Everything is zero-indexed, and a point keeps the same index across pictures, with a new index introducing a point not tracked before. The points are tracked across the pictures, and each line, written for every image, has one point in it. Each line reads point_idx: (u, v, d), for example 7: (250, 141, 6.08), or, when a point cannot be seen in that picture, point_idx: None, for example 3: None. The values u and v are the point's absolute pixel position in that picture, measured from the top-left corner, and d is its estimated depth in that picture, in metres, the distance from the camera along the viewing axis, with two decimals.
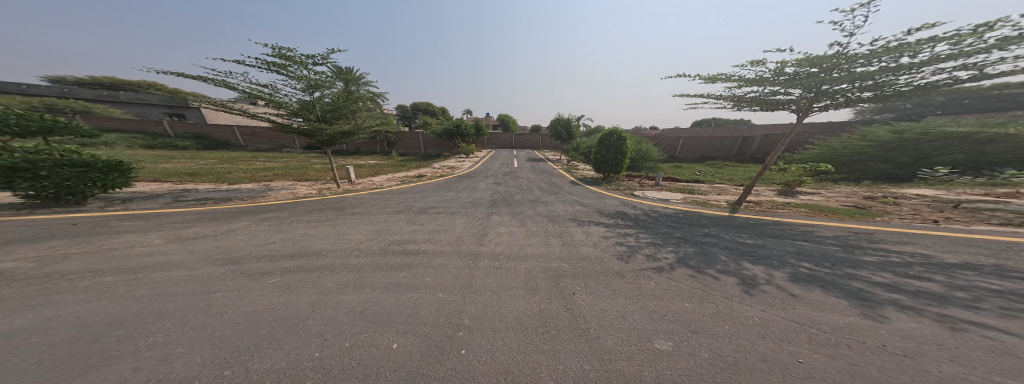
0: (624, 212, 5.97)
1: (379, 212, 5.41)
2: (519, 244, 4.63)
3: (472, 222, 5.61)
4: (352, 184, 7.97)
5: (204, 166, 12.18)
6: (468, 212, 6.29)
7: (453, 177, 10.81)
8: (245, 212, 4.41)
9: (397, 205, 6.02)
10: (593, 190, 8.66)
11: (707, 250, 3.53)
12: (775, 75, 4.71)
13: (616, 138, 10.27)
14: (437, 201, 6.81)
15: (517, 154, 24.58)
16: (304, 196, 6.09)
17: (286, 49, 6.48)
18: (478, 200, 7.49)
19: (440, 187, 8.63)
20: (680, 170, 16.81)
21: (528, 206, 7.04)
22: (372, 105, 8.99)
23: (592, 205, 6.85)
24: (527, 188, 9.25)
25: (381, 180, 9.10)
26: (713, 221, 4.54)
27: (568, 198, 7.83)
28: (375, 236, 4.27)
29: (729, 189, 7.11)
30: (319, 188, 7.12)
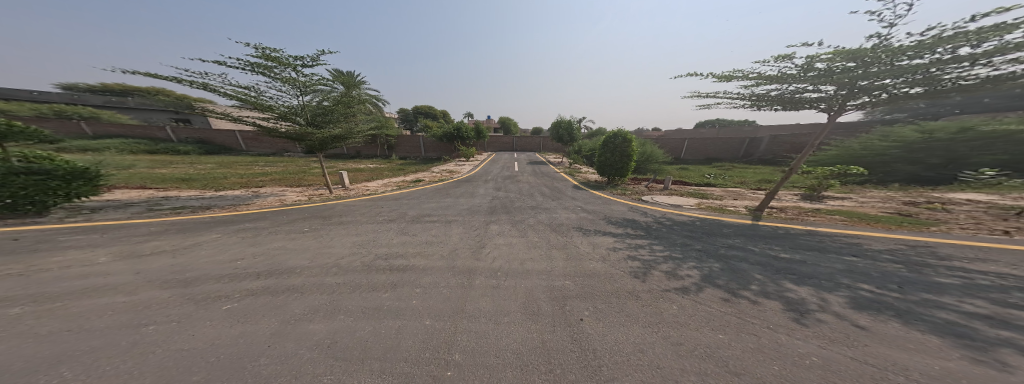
0: (633, 220, 5.48)
1: (369, 221, 5.03)
2: (519, 258, 4.19)
3: (469, 232, 5.20)
4: (345, 190, 7.61)
5: (202, 172, 12.02)
6: (465, 220, 5.87)
7: (452, 181, 10.42)
8: (220, 222, 4.05)
9: (389, 213, 5.64)
10: (599, 195, 8.19)
11: (734, 266, 3.04)
12: (803, 71, 4.25)
13: (621, 140, 9.77)
14: (433, 209, 6.41)
15: (519, 157, 23.88)
16: (292, 204, 5.73)
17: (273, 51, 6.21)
18: (477, 206, 7.08)
19: (438, 193, 8.23)
20: (688, 172, 16.23)
21: (529, 214, 6.61)
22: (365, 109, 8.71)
23: (598, 212, 6.39)
24: (528, 194, 8.83)
25: (376, 186, 8.74)
26: (735, 230, 4.04)
27: (571, 205, 7.36)
28: (360, 249, 3.89)
29: (746, 193, 6.58)
30: (310, 194, 6.74)
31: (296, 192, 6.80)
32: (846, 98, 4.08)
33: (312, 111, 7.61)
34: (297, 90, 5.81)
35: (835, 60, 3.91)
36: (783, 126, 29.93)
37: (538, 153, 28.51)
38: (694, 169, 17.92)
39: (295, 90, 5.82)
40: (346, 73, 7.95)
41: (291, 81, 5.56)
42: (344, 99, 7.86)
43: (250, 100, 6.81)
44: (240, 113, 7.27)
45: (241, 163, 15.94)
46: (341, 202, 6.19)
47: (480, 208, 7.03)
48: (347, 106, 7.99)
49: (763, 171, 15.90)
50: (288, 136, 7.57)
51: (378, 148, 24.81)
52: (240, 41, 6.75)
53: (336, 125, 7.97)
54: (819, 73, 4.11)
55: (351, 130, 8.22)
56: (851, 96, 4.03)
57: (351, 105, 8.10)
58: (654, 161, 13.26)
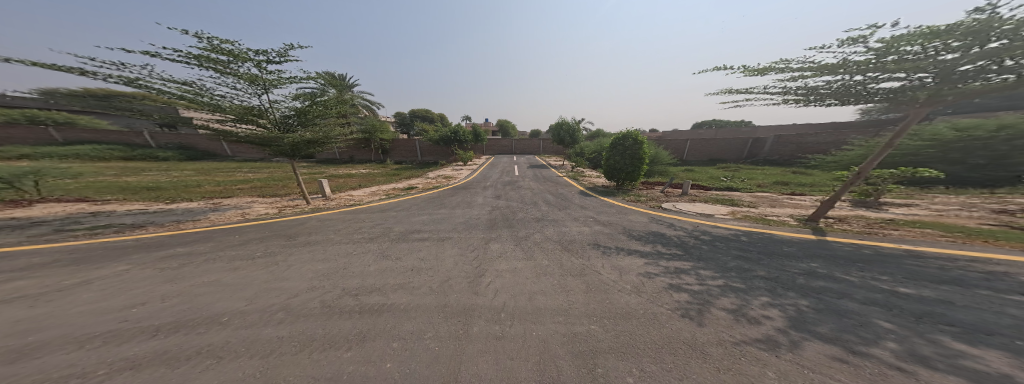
0: (661, 235, 4.65)
1: (344, 240, 4.14)
2: (525, 290, 3.37)
3: (465, 254, 4.36)
4: (325, 200, 6.68)
5: (176, 179, 11.02)
6: (461, 238, 5.02)
7: (447, 189, 9.56)
8: (142, 246, 3.12)
9: (371, 229, 4.77)
10: (610, 202, 7.38)
11: (835, 305, 2.19)
12: (878, 57, 3.51)
13: (632, 142, 9.00)
14: (424, 223, 5.53)
15: (518, 161, 23.15)
16: (256, 217, 4.78)
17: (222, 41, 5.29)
18: (474, 219, 6.25)
19: (432, 203, 7.37)
20: (696, 174, 15.60)
21: (536, 228, 5.75)
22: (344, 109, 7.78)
23: (614, 223, 5.58)
24: (532, 202, 8.01)
25: (361, 194, 7.79)
26: (801, 250, 3.22)
27: (582, 215, 6.55)
28: (326, 281, 3.01)
29: (781, 199, 5.80)
30: (281, 205, 5.78)
31: (266, 203, 5.85)
32: (934, 87, 3.38)
33: (283, 112, 6.72)
34: (258, 89, 4.94)
35: (933, 39, 3.16)
36: (784, 127, 29.63)
37: (537, 157, 27.77)
38: (700, 171, 17.29)
39: (256, 88, 4.94)
40: (321, 69, 7.07)
41: (249, 78, 4.69)
42: (320, 99, 7.02)
43: (200, 99, 5.86)
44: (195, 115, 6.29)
45: (223, 169, 14.96)
46: (318, 215, 5.29)
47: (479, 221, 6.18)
48: (324, 106, 7.14)
49: (773, 172, 15.30)
50: (255, 141, 6.65)
51: (372, 153, 23.89)
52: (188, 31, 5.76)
53: (312, 128, 7.12)
54: (903, 58, 3.38)
55: (330, 133, 7.37)
56: (939, 86, 3.36)
57: (328, 105, 7.23)
58: (661, 163, 12.58)
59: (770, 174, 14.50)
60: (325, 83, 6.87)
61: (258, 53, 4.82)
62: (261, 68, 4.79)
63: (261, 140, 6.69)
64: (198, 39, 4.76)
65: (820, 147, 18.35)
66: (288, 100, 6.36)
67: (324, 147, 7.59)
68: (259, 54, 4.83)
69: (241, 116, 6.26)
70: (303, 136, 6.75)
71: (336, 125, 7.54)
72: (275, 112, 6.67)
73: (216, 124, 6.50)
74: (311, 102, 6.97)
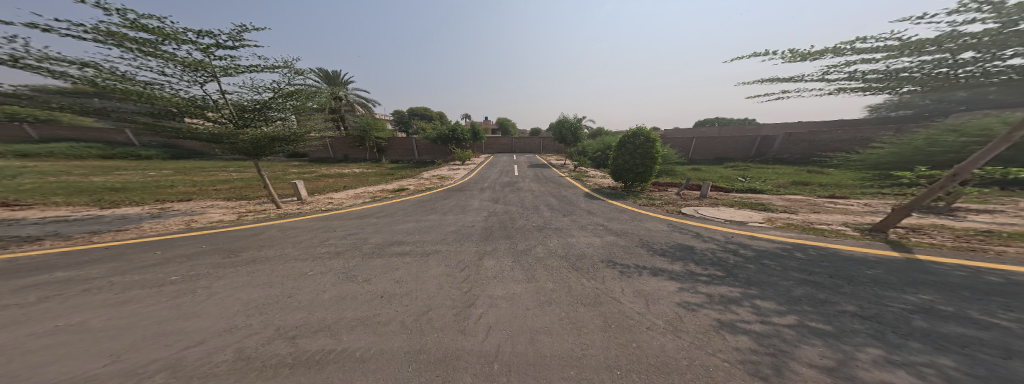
0: (689, 248, 3.89)
1: (303, 255, 3.36)
2: (525, 327, 2.59)
3: (453, 275, 3.60)
4: (300, 204, 5.88)
5: (149, 179, 10.22)
6: (450, 252, 4.26)
7: (440, 191, 8.81)
8: (8, 272, 2.31)
9: (342, 240, 4.00)
10: (621, 207, 6.62)
11: (1009, 375, 1.43)
12: (1004, 26, 2.83)
13: (643, 140, 8.13)
14: (409, 232, 4.76)
15: (518, 160, 22.37)
16: (204, 225, 3.95)
17: (153, 18, 4.40)
18: (468, 227, 5.49)
19: (421, 207, 6.61)
20: (703, 174, 14.95)
21: (539, 238, 4.99)
22: (314, 102, 6.97)
23: (629, 232, 4.82)
24: (533, 206, 7.25)
25: (343, 197, 6.99)
26: (890, 272, 2.45)
27: (589, 222, 5.78)
28: (257, 316, 2.19)
29: (821, 203, 5.04)
30: (245, 211, 4.97)
31: (225, 207, 5.03)
32: None
33: (241, 105, 5.86)
34: (200, 76, 4.13)
35: None
36: (791, 125, 28.90)
37: (537, 156, 27.07)
38: (708, 171, 16.50)
39: (198, 76, 4.13)
40: (285, 57, 6.26)
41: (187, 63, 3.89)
42: (285, 90, 6.23)
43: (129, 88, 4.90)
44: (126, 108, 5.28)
45: (208, 169, 14.21)
46: (282, 221, 4.45)
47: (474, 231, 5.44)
48: (291, 98, 6.37)
49: (787, 171, 14.51)
50: (206, 138, 5.74)
51: (367, 152, 23.07)
52: (108, 6, 4.76)
53: (278, 123, 6.30)
54: None
55: (300, 130, 6.55)
56: None
57: (296, 97, 6.45)
58: (670, 162, 11.82)
59: (783, 174, 13.81)
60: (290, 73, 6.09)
61: (201, 34, 4.08)
62: (205, 52, 4.05)
63: (211, 137, 5.77)
64: (121, 16, 3.93)
65: (830, 147, 17.66)
66: (247, 91, 5.56)
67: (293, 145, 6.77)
68: (203, 35, 4.09)
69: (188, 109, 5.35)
70: (268, 132, 5.95)
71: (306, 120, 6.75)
72: (231, 106, 5.81)
73: (153, 119, 5.50)
74: (276, 94, 6.18)
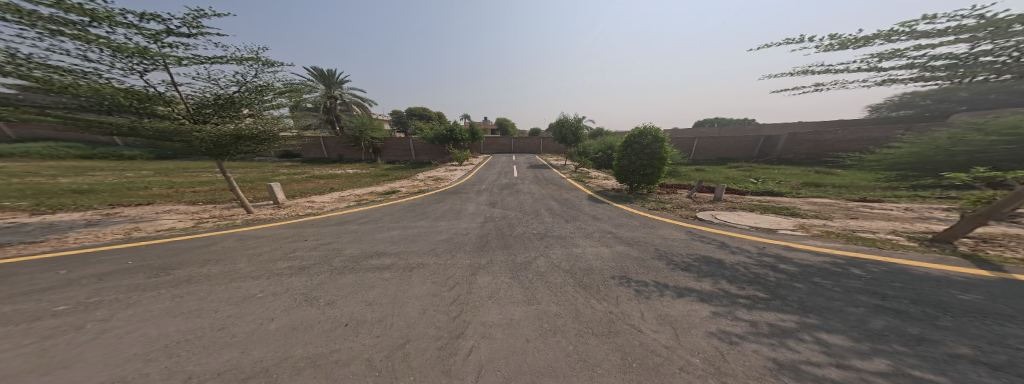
0: (715, 262, 3.33)
1: (257, 270, 2.80)
2: (526, 369, 2.01)
3: (439, 296, 3.03)
4: (275, 208, 5.26)
5: (123, 180, 9.59)
6: (439, 267, 3.69)
7: (434, 193, 8.25)
8: None
9: (312, 253, 3.43)
10: (629, 211, 6.09)
11: None
12: None
13: (651, 140, 7.55)
14: (392, 242, 4.18)
15: (518, 160, 21.82)
16: (143, 236, 3.32)
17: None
18: (461, 234, 4.95)
19: (412, 212, 6.06)
20: (709, 175, 14.47)
21: (539, 248, 4.44)
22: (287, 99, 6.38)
23: (641, 242, 4.29)
24: (533, 210, 6.71)
25: (327, 201, 6.38)
26: (995, 299, 1.88)
27: (595, 229, 5.24)
28: (157, 362, 1.58)
29: (855, 207, 4.52)
30: (205, 217, 4.34)
31: (180, 213, 4.39)
32: None
33: (198, 100, 5.19)
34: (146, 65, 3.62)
35: None
36: (793, 126, 28.58)
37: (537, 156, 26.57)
38: (712, 172, 16.08)
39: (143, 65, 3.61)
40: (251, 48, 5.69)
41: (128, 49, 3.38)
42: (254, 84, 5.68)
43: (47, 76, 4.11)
44: (43, 101, 4.40)
45: (194, 169, 13.58)
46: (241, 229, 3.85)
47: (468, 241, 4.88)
48: (260, 93, 5.81)
49: (794, 172, 14.06)
50: (154, 136, 4.99)
51: (362, 152, 22.47)
52: None
53: (245, 120, 5.70)
54: None
55: (269, 128, 5.92)
56: None
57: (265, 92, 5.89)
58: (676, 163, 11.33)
59: (791, 174, 13.34)
60: (258, 65, 5.54)
61: (146, 19, 3.57)
62: (151, 38, 3.54)
63: (158, 136, 5.02)
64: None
65: (837, 146, 17.20)
66: (206, 84, 4.96)
67: (264, 145, 6.17)
68: (148, 19, 3.60)
69: (127, 102, 4.57)
70: (233, 130, 5.36)
71: (278, 117, 6.18)
72: (187, 99, 5.15)
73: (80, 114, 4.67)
74: (242, 89, 5.58)
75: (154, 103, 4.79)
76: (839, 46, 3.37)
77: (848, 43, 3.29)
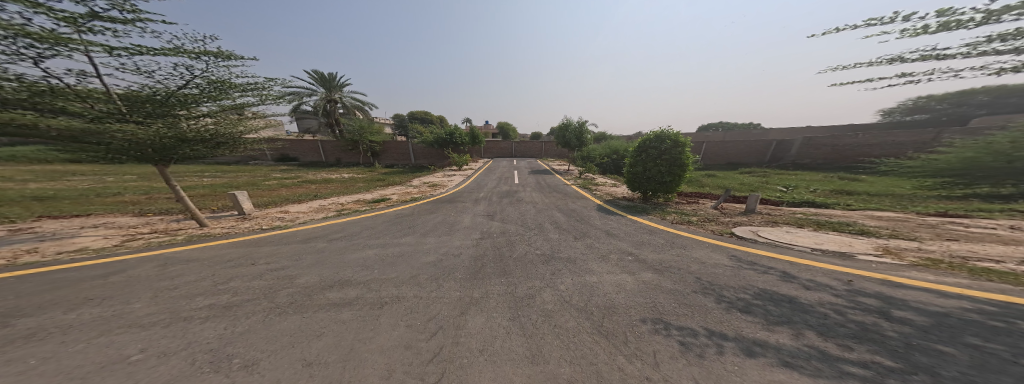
0: (786, 304, 2.48)
1: (157, 309, 2.00)
2: None
3: (413, 348, 2.28)
4: (237, 220, 4.52)
5: (97, 186, 8.98)
6: (418, 302, 3.02)
7: (427, 202, 7.50)
8: None
9: (252, 282, 2.65)
10: (648, 226, 5.25)
11: None
12: None
13: (670, 145, 6.69)
14: (364, 272, 3.42)
15: (519, 165, 21.10)
16: (26, 263, 2.52)
17: None
18: (452, 257, 4.18)
19: (398, 226, 5.29)
20: (723, 181, 13.62)
21: (545, 277, 3.63)
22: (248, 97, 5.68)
23: (673, 270, 3.47)
24: (536, 224, 5.89)
25: (302, 211, 5.63)
26: None
27: (611, 249, 4.41)
28: None
29: (938, 226, 3.65)
30: (137, 233, 3.56)
31: (111, 228, 3.62)
32: None
33: (131, 95, 4.40)
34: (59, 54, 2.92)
35: None
36: (805, 130, 27.55)
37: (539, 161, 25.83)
38: (725, 178, 15.13)
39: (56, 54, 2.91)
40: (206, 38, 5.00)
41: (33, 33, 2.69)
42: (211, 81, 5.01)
43: None
44: None
45: (181, 174, 12.96)
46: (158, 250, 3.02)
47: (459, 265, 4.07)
48: (218, 91, 5.15)
49: (816, 178, 13.10)
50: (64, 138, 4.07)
51: (360, 157, 21.91)
52: None
53: (196, 121, 4.99)
54: None
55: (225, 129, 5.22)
56: None
57: (222, 89, 5.24)
58: None
59: (813, 181, 12.46)
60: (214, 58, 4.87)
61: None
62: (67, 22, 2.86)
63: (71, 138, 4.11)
64: None
65: (857, 150, 16.27)
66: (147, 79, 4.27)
67: (217, 149, 5.48)
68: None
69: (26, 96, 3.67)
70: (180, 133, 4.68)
71: (238, 118, 5.53)
72: (118, 95, 4.34)
73: None
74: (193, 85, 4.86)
75: (68, 98, 3.91)
76: (937, 28, 2.74)
77: (953, 25, 2.66)
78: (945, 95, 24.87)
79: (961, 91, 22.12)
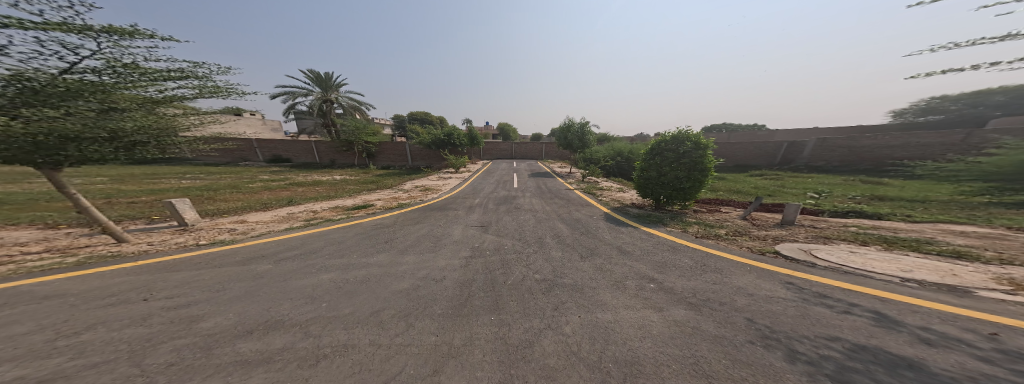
0: (909, 372, 1.63)
1: None
2: None
3: None
4: (173, 233, 3.77)
5: (62, 188, 8.33)
6: (370, 354, 2.22)
7: (414, 209, 6.73)
8: None
9: (115, 331, 1.82)
10: (668, 242, 4.45)
11: None
12: None
13: (690, 147, 5.86)
14: (306, 311, 2.56)
15: (519, 167, 20.38)
16: None
17: None
18: (431, 285, 3.37)
19: (373, 240, 4.48)
20: (735, 185, 12.82)
21: (545, 316, 2.79)
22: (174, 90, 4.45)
23: (712, 309, 2.66)
24: (535, 238, 5.08)
25: (263, 220, 4.86)
26: None
27: (627, 274, 3.64)
28: None
29: None
30: (15, 257, 2.76)
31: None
32: None
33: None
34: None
35: None
36: (813, 132, 26.75)
37: (540, 163, 25.13)
38: (736, 181, 14.27)
39: None
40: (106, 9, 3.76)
41: None
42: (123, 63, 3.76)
43: None
44: None
45: (161, 174, 12.27)
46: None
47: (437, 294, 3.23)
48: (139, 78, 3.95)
49: (834, 181, 12.30)
50: None
51: (354, 157, 21.28)
52: None
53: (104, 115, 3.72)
54: None
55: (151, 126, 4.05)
56: None
57: (142, 76, 4.05)
58: None
59: (831, 184, 11.67)
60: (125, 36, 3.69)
61: None
62: None
63: None
64: None
65: (873, 151, 15.48)
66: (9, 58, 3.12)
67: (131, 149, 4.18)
68: None
69: None
70: (62, 128, 3.34)
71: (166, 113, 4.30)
72: None
73: None
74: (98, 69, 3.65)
75: None
76: None
77: None
78: (961, 95, 23.93)
79: (979, 89, 21.23)
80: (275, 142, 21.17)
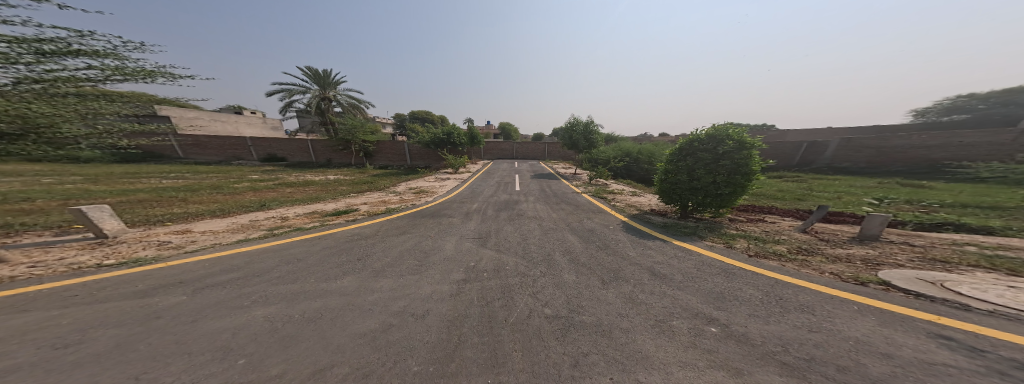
0: None
1: None
2: None
3: None
4: (82, 248, 3.05)
5: (16, 189, 7.51)
6: None
7: (402, 216, 5.83)
8: None
9: None
10: (713, 264, 3.50)
11: None
12: None
13: (732, 146, 4.89)
14: (200, 376, 1.65)
15: (521, 168, 19.48)
16: None
17: None
18: (406, 324, 2.45)
19: (342, 257, 3.57)
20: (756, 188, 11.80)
21: (567, 381, 1.83)
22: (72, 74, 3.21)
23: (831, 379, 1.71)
24: (542, 255, 4.14)
25: (213, 230, 4.01)
26: None
27: (670, 309, 2.70)
28: None
29: None
30: None
31: None
32: None
33: None
34: None
35: None
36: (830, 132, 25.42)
37: (543, 163, 24.18)
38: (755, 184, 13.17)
39: None
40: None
41: None
42: None
43: None
44: None
45: (141, 174, 11.47)
46: None
47: (413, 339, 2.30)
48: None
49: (867, 184, 11.22)
50: None
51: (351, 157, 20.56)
52: None
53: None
54: None
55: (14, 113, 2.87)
56: None
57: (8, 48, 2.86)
58: None
59: (864, 188, 10.59)
60: None
61: None
62: None
63: None
64: None
65: (904, 152, 14.31)
66: None
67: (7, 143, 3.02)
68: None
69: None
70: None
71: (67, 97, 3.20)
72: None
73: None
74: None
75: None
76: None
77: None
78: (990, 93, 22.47)
79: None
80: (269, 140, 20.40)
